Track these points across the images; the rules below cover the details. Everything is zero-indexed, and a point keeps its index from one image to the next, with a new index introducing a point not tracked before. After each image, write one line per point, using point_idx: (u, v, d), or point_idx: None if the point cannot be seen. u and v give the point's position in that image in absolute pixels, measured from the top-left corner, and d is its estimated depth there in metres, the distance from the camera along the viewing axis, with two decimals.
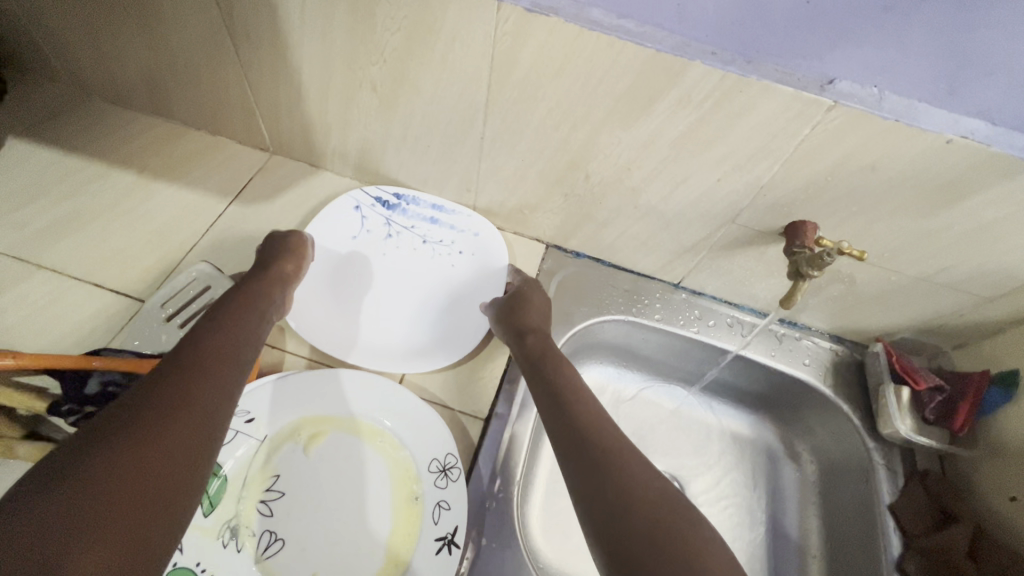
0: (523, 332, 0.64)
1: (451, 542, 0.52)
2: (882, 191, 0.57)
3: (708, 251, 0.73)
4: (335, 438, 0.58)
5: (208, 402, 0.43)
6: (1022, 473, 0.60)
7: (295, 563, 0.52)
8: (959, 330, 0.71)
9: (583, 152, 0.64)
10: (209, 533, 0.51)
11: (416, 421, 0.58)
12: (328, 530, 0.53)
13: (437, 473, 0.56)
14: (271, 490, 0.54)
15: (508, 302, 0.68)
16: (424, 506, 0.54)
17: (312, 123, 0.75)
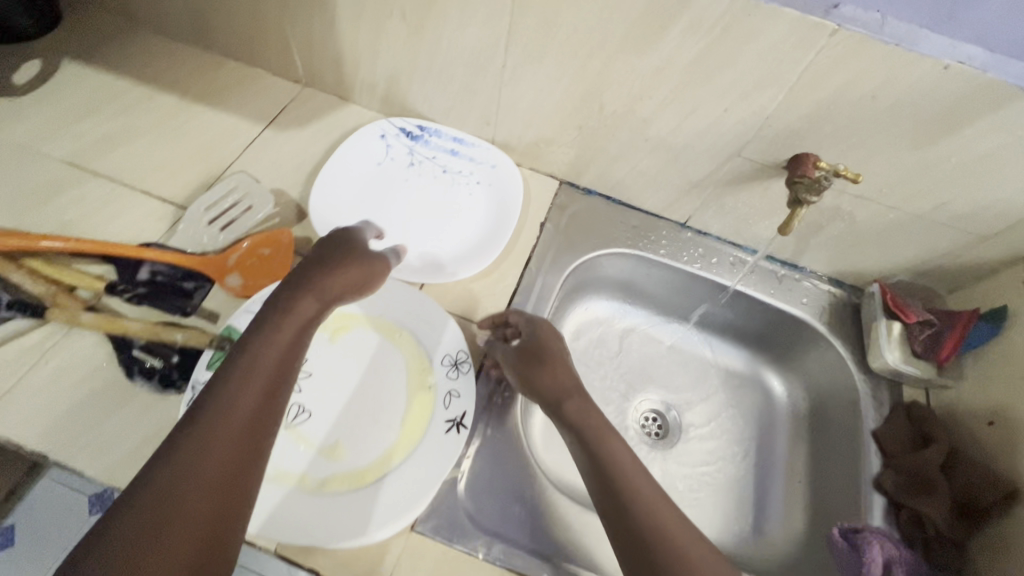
0: (555, 404, 0.58)
1: (459, 423, 0.59)
2: (884, 121, 0.59)
3: (715, 187, 0.76)
4: (358, 332, 0.65)
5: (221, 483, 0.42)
6: (1003, 399, 0.64)
7: (318, 430, 0.59)
8: (956, 271, 0.73)
9: (598, 81, 0.68)
10: None
11: (430, 321, 0.65)
12: (350, 409, 0.61)
13: (448, 366, 0.62)
14: (299, 371, 0.62)
15: (521, 364, 0.61)
16: (436, 394, 0.61)
17: (343, 54, 0.79)
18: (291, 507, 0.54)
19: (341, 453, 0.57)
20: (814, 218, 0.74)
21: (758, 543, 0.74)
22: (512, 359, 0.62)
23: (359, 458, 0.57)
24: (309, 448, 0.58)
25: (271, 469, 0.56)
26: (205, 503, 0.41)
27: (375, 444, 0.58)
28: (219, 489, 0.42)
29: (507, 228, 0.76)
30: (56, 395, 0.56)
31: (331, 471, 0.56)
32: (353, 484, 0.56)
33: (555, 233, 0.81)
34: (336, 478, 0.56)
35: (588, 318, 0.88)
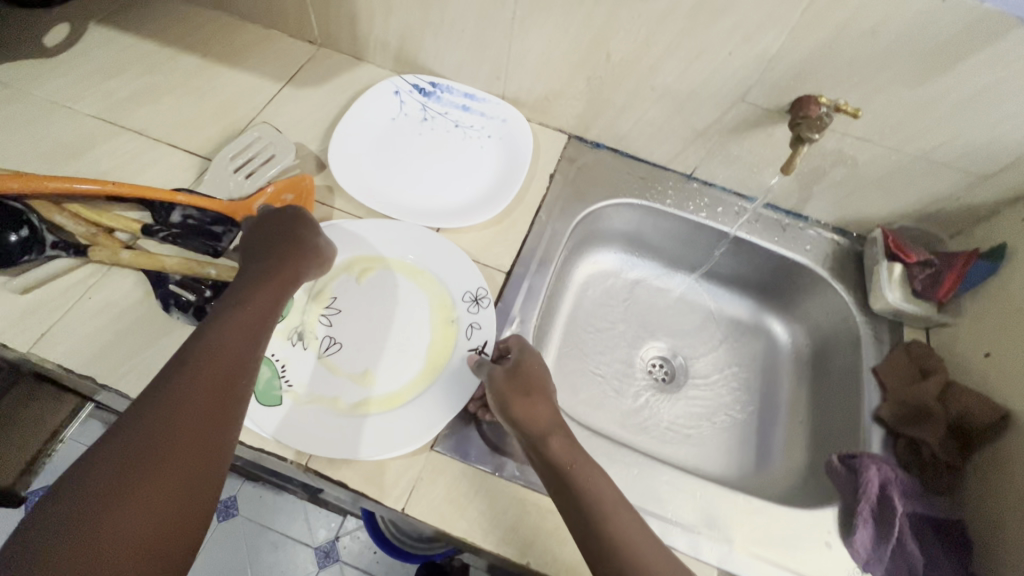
0: (537, 440, 0.53)
1: (481, 351, 0.64)
2: (886, 58, 0.61)
3: (719, 135, 0.78)
4: (383, 273, 0.70)
5: (202, 421, 0.46)
6: (999, 332, 0.66)
7: (349, 360, 0.64)
8: (958, 215, 0.75)
9: (605, 29, 0.70)
10: (281, 334, 0.65)
11: (451, 262, 0.70)
12: (377, 341, 0.66)
13: (469, 302, 0.67)
14: (329, 308, 0.67)
15: (507, 385, 0.57)
16: (460, 326, 0.66)
17: (357, 12, 0.81)
18: (327, 425, 0.58)
19: (371, 380, 0.62)
20: (817, 162, 0.76)
21: (761, 477, 0.77)
22: (502, 379, 0.58)
23: (389, 385, 0.62)
24: (342, 375, 0.63)
25: (307, 394, 0.61)
26: (194, 423, 0.45)
27: (402, 374, 0.63)
28: (206, 414, 0.46)
29: (518, 178, 0.79)
30: (99, 326, 0.61)
31: (362, 396, 0.61)
32: (382, 408, 0.60)
33: (564, 185, 0.83)
34: (366, 403, 0.61)
35: (597, 270, 0.91)
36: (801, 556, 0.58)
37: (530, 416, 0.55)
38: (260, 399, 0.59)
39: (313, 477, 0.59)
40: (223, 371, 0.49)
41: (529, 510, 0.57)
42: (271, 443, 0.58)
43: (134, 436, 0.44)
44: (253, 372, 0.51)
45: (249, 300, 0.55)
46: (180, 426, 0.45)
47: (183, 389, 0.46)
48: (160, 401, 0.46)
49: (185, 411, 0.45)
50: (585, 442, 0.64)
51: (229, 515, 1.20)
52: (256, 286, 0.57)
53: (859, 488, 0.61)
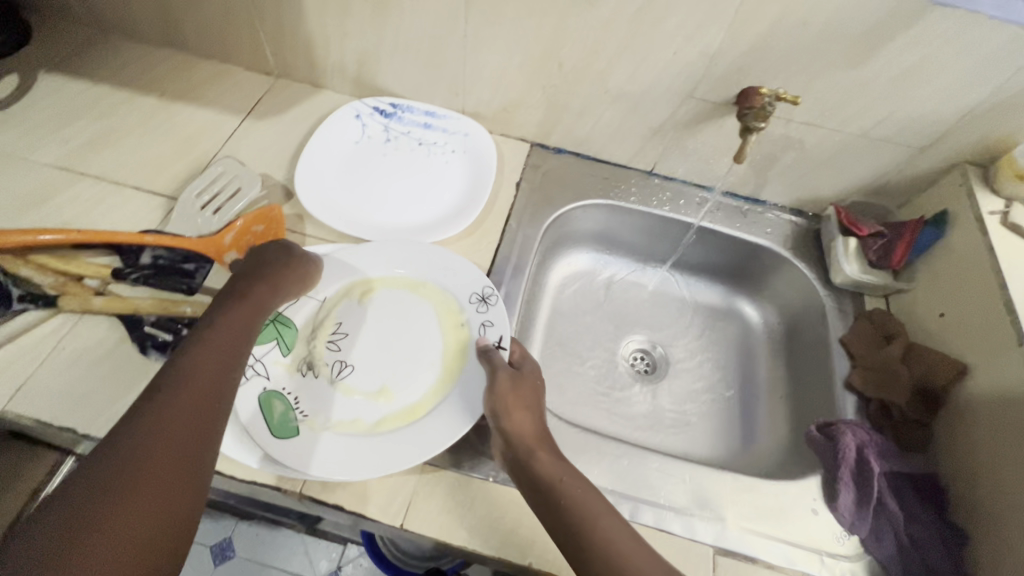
0: (525, 453, 0.55)
1: (499, 346, 0.64)
2: (819, 45, 0.65)
3: (674, 131, 0.81)
4: (384, 293, 0.70)
5: (183, 438, 0.46)
6: (951, 293, 0.70)
7: (364, 382, 0.64)
8: (902, 186, 0.80)
9: (555, 38, 0.72)
10: (290, 367, 0.64)
11: (451, 267, 0.71)
12: (388, 358, 0.66)
13: (477, 302, 0.68)
14: (335, 334, 0.67)
15: (503, 395, 0.58)
16: (471, 327, 0.67)
17: (312, 40, 0.83)
18: (354, 448, 0.58)
19: (388, 396, 0.63)
20: (768, 148, 0.79)
21: (748, 456, 0.79)
22: (500, 389, 0.59)
23: (408, 398, 0.63)
24: (359, 396, 0.63)
25: (326, 419, 0.61)
26: (173, 443, 0.45)
27: (419, 386, 0.64)
28: (187, 432, 0.47)
29: (485, 189, 0.81)
30: (75, 375, 0.60)
31: (383, 413, 0.62)
32: (406, 421, 0.61)
33: (531, 192, 0.85)
34: (389, 418, 0.61)
35: (574, 272, 0.93)
36: (790, 525, 0.61)
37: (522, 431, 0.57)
38: (277, 433, 0.58)
39: (310, 504, 0.58)
40: (203, 390, 0.49)
41: (527, 512, 0.58)
42: (263, 474, 0.57)
43: (113, 458, 0.43)
44: (232, 390, 0.52)
45: (220, 323, 0.55)
46: (160, 444, 0.45)
47: (164, 408, 0.47)
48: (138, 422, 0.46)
49: (163, 430, 0.46)
50: (575, 439, 0.65)
51: (226, 558, 1.17)
52: (232, 307, 0.57)
53: (837, 454, 0.63)
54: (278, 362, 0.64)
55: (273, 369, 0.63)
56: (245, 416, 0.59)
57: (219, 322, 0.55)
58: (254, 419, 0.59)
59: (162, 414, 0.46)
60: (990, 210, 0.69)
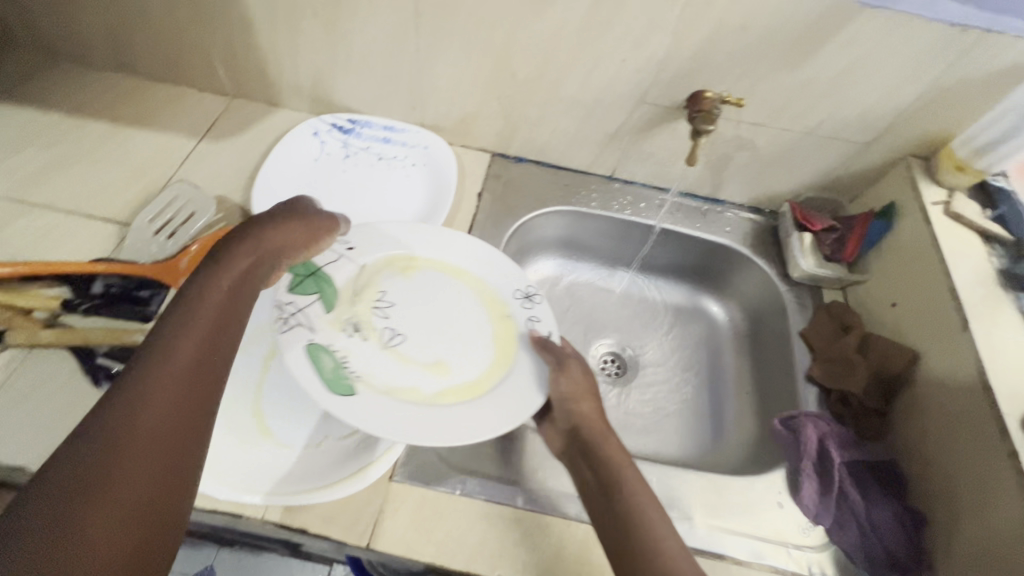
0: (597, 441, 0.55)
1: (553, 334, 0.64)
2: (760, 48, 0.66)
3: (630, 136, 0.82)
4: (428, 271, 0.70)
5: (175, 416, 0.45)
6: (901, 283, 0.72)
7: (417, 354, 0.63)
8: (852, 181, 0.82)
9: (506, 50, 0.73)
10: (334, 325, 0.63)
11: (489, 259, 0.71)
12: (439, 334, 0.65)
13: (522, 297, 0.68)
14: (380, 301, 0.67)
15: (573, 378, 0.59)
16: (518, 320, 0.66)
17: (265, 60, 0.82)
18: (412, 413, 0.57)
19: (445, 370, 0.62)
20: (722, 149, 0.81)
21: (718, 452, 0.80)
22: (569, 374, 0.59)
23: (467, 375, 0.62)
24: (415, 366, 0.62)
25: (382, 384, 0.59)
26: (167, 421, 0.44)
27: (475, 364, 0.63)
28: (180, 409, 0.45)
29: (446, 200, 0.81)
30: (25, 412, 0.58)
31: (442, 385, 0.61)
32: (467, 396, 0.60)
33: (493, 202, 0.86)
34: (448, 391, 0.60)
35: (542, 278, 0.94)
36: (757, 521, 0.61)
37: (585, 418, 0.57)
38: (331, 388, 0.56)
39: (275, 530, 0.57)
40: (195, 364, 0.47)
41: (495, 524, 0.58)
42: (224, 502, 0.56)
43: (99, 439, 0.42)
44: (224, 364, 0.50)
45: (206, 292, 0.52)
46: (151, 423, 0.43)
47: (154, 387, 0.45)
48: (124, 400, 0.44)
49: (152, 409, 0.44)
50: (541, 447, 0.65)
51: None
52: (219, 273, 0.54)
53: (799, 446, 0.65)
54: (322, 318, 0.62)
55: (318, 324, 0.62)
56: (294, 370, 0.57)
57: (204, 291, 0.52)
58: (303, 374, 0.57)
59: (150, 393, 0.44)
60: (932, 201, 0.71)
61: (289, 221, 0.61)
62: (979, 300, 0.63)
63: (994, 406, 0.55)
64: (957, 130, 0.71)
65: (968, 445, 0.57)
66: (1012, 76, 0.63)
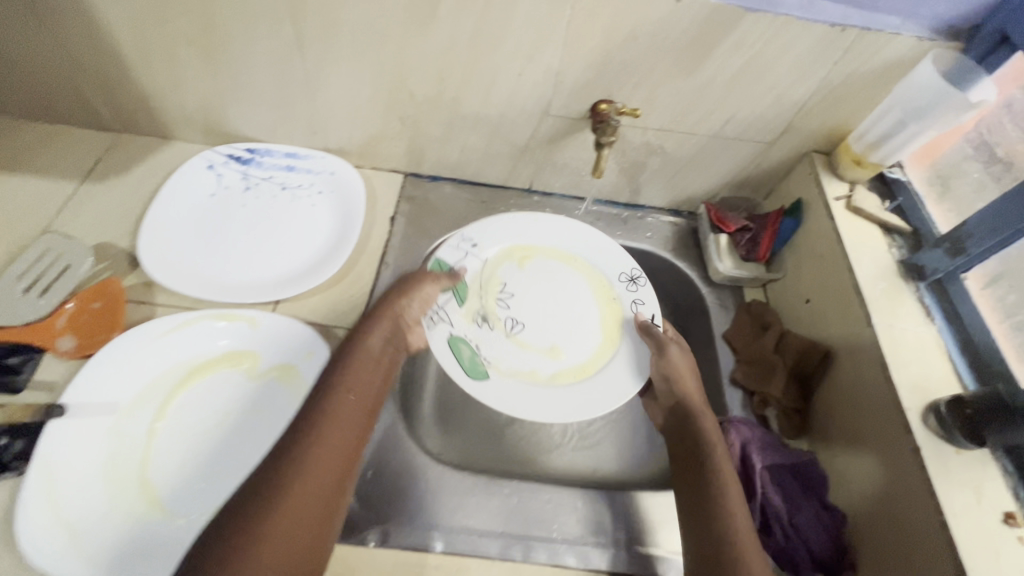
0: (690, 407, 0.64)
1: (654, 319, 0.69)
2: (653, 56, 0.65)
3: (540, 148, 0.80)
4: (541, 259, 0.74)
5: (327, 478, 0.51)
6: (811, 279, 0.72)
7: (536, 339, 0.68)
8: (763, 178, 0.82)
9: (399, 70, 0.70)
10: (466, 317, 0.68)
11: (601, 246, 0.75)
12: (549, 315, 0.70)
13: (626, 281, 0.72)
14: (501, 292, 0.71)
15: (678, 353, 0.66)
16: (623, 304, 0.71)
17: (146, 94, 0.76)
18: (539, 394, 0.63)
19: (562, 352, 0.68)
20: (633, 156, 0.80)
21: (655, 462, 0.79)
22: (674, 353, 0.66)
23: (579, 358, 0.67)
24: (533, 350, 0.67)
25: (508, 369, 0.65)
26: (323, 482, 0.51)
27: (586, 348, 0.68)
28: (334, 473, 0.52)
29: (354, 227, 0.77)
30: None
31: (558, 368, 0.66)
32: (579, 376, 0.66)
33: (407, 225, 0.82)
34: (565, 373, 0.66)
35: None
36: None
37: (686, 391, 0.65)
38: (468, 372, 0.62)
39: None
40: (344, 432, 0.54)
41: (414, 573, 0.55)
42: None
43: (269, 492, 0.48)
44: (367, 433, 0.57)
45: (355, 359, 0.59)
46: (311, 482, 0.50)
47: (315, 449, 0.52)
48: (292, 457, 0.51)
49: (315, 472, 0.51)
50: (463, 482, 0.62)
51: None
52: (362, 340, 0.61)
53: None
54: (457, 313, 0.67)
55: (453, 316, 0.67)
56: (439, 361, 0.63)
57: (352, 360, 0.59)
58: (451, 364, 0.62)
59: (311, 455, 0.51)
60: (834, 196, 0.72)
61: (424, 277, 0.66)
62: (880, 293, 0.64)
63: (896, 400, 0.56)
64: (852, 125, 0.72)
65: (875, 440, 0.58)
66: (895, 71, 0.64)
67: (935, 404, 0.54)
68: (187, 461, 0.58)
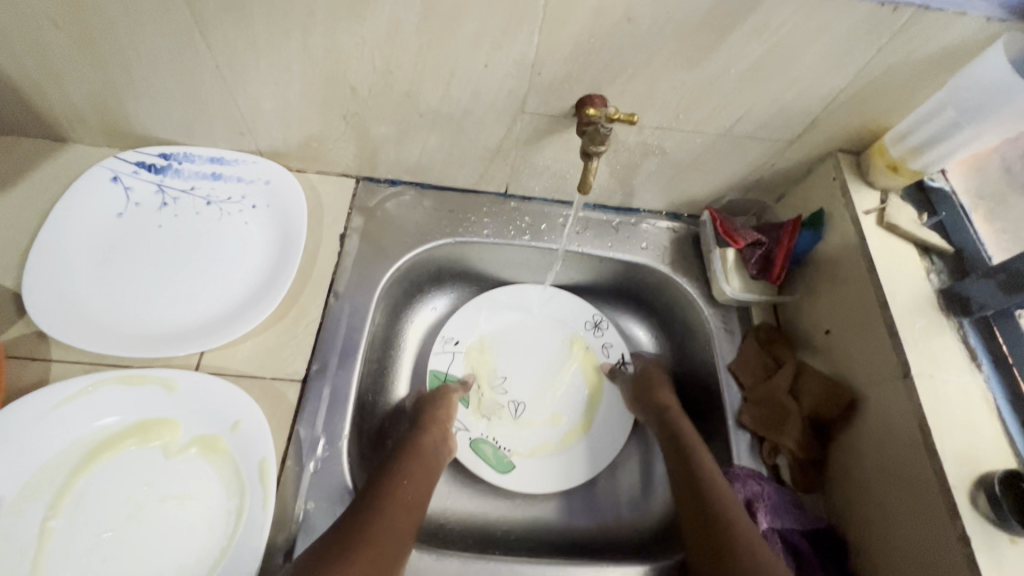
0: (660, 410, 0.67)
1: (623, 363, 0.76)
2: (652, 41, 0.52)
3: (516, 150, 0.67)
4: (524, 337, 0.77)
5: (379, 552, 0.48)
6: (834, 307, 0.62)
7: (536, 413, 0.73)
8: (777, 181, 0.70)
9: (334, 61, 0.55)
10: (475, 414, 0.71)
11: (559, 302, 0.79)
12: (543, 383, 0.75)
13: (592, 329, 0.78)
14: (498, 379, 0.74)
15: (650, 377, 0.71)
16: (596, 351, 0.77)
17: (19, 91, 0.61)
18: (556, 467, 0.69)
19: (563, 414, 0.73)
20: (626, 158, 0.67)
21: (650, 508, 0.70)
22: (645, 381, 0.71)
23: (574, 414, 0.73)
24: (539, 424, 0.72)
25: (527, 449, 0.70)
26: (374, 554, 0.48)
27: (576, 403, 0.74)
28: (386, 548, 0.49)
29: (294, 253, 0.64)
30: None
31: (564, 433, 0.72)
32: (584, 431, 0.72)
33: (360, 244, 0.70)
34: (572, 434, 0.72)
35: (437, 319, 0.79)
36: None
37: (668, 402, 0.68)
38: (498, 470, 0.67)
39: None
40: (402, 509, 0.53)
41: None
42: None
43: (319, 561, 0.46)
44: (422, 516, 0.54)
45: (417, 441, 0.60)
46: (364, 553, 0.48)
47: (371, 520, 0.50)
48: (348, 527, 0.49)
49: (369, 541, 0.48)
50: (431, 567, 0.53)
51: None
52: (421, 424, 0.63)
53: None
54: (466, 414, 0.71)
55: (465, 421, 0.70)
56: (475, 472, 0.67)
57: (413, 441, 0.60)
58: (478, 465, 0.67)
59: (366, 524, 0.50)
60: (865, 209, 0.61)
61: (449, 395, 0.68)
62: (920, 334, 0.54)
63: (941, 476, 0.47)
64: (890, 122, 0.60)
65: (909, 514, 0.49)
66: (952, 60, 0.52)
67: (987, 480, 0.46)
68: (89, 569, 0.47)
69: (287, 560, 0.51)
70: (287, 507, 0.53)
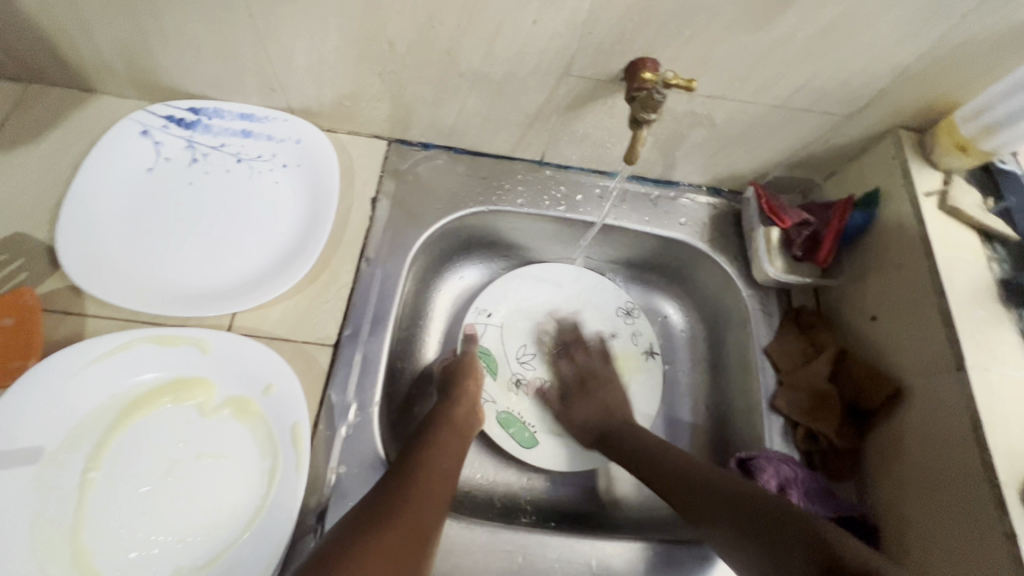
0: (565, 409, 0.70)
1: (652, 351, 0.75)
2: (715, 1, 0.48)
3: (556, 116, 0.64)
4: (552, 317, 0.76)
5: (417, 516, 0.49)
6: (884, 294, 0.60)
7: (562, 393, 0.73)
8: (830, 158, 0.67)
9: (372, 12, 0.52)
10: (502, 387, 0.71)
11: (589, 285, 0.77)
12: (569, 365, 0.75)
13: (624, 314, 0.76)
14: (526, 355, 0.74)
15: (571, 400, 0.70)
16: (625, 337, 0.75)
17: (48, 38, 0.59)
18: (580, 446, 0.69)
19: None
20: (671, 129, 0.64)
21: None
22: (578, 408, 0.69)
23: None
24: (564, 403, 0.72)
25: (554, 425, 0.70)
26: (413, 517, 0.49)
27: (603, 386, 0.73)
28: (424, 511, 0.50)
29: (326, 216, 0.62)
30: None
31: None
32: None
33: (393, 209, 0.68)
34: None
35: (464, 289, 0.78)
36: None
37: (596, 418, 0.68)
38: (522, 444, 0.68)
39: None
40: (436, 474, 0.53)
41: None
42: None
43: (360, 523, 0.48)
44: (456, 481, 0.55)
45: (447, 410, 0.61)
46: (404, 516, 0.48)
47: (408, 486, 0.51)
48: (385, 491, 0.50)
49: (408, 506, 0.49)
50: (459, 535, 0.54)
51: None
52: (449, 394, 0.63)
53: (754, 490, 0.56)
54: (495, 387, 0.71)
55: (493, 391, 0.71)
56: (516, 453, 0.67)
57: (443, 411, 0.60)
58: (504, 439, 0.67)
59: (402, 490, 0.50)
60: (926, 190, 0.58)
61: (474, 363, 0.67)
62: (977, 325, 0.51)
63: (990, 472, 0.46)
64: (962, 98, 0.56)
65: (948, 502, 0.49)
66: None
67: None
68: (131, 520, 0.48)
69: (319, 521, 0.52)
70: (320, 471, 0.53)
